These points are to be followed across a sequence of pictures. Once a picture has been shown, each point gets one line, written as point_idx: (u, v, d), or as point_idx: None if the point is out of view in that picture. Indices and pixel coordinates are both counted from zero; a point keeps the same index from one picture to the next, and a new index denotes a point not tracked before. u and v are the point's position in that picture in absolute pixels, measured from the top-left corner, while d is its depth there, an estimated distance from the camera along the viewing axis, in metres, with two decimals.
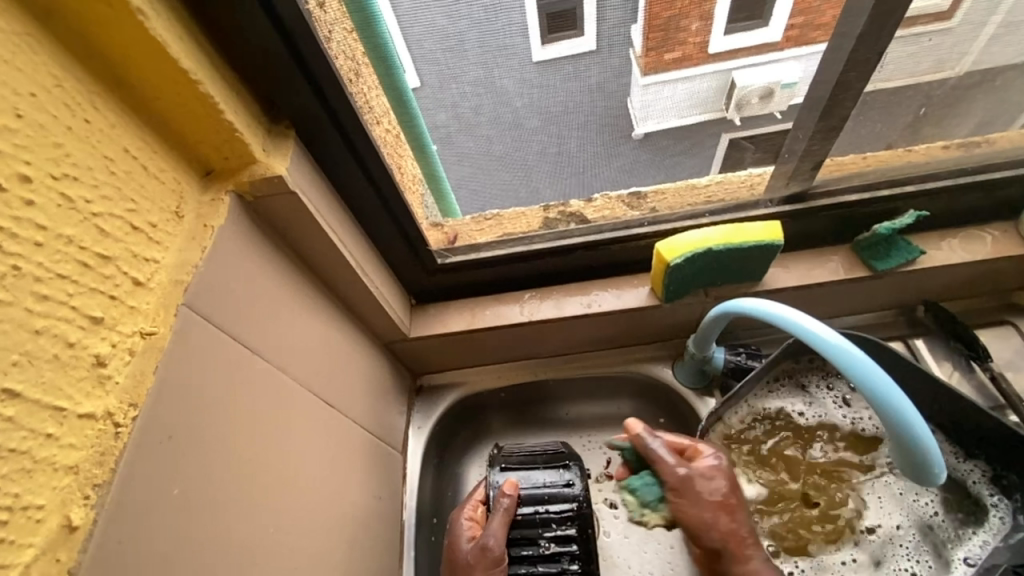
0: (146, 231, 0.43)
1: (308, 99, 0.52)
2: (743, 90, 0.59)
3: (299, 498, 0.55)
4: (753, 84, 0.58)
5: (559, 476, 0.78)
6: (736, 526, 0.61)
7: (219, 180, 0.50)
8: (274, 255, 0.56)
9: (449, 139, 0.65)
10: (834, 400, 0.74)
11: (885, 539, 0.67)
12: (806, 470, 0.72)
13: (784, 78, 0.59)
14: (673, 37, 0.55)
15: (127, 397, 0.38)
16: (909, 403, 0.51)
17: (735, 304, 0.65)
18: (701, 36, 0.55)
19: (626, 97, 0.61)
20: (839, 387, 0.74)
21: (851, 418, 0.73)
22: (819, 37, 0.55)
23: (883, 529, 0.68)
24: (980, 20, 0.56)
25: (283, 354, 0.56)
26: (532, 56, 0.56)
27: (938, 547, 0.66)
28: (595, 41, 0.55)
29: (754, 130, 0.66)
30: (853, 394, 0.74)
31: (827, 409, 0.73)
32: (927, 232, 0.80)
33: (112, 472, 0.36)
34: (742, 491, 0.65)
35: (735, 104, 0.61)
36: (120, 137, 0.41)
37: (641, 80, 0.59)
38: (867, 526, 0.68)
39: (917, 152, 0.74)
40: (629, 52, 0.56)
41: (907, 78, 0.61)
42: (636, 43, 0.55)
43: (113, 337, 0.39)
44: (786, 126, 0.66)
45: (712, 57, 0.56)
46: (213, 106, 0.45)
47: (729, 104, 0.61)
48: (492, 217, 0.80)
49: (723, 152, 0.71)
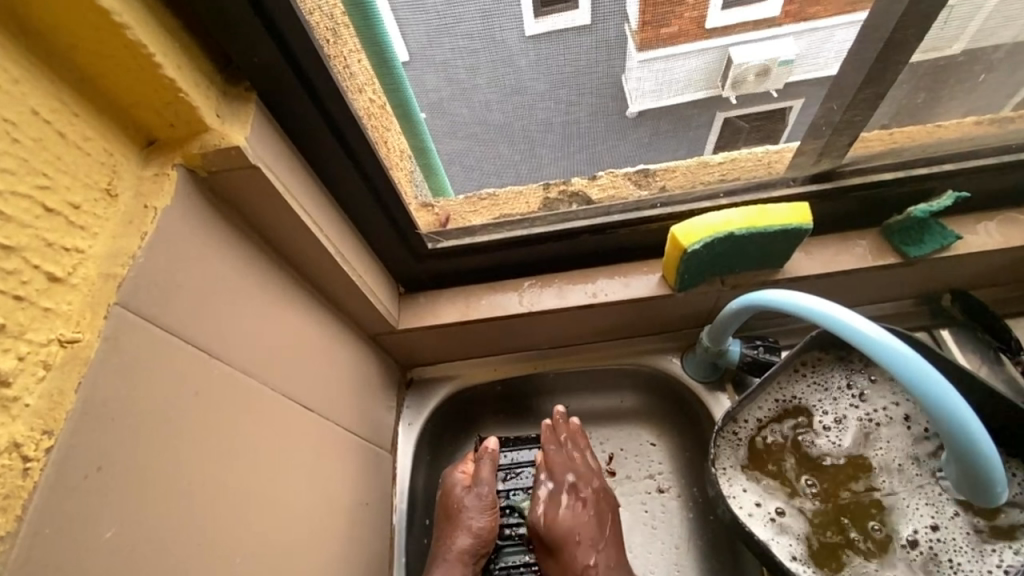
0: (65, 215, 0.35)
1: (271, 54, 0.43)
2: (738, 68, 0.53)
3: (272, 519, 0.49)
4: (748, 62, 0.52)
5: None
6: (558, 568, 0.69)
7: (163, 153, 0.41)
8: (235, 240, 0.48)
9: (441, 105, 0.56)
10: (863, 414, 0.68)
11: (927, 555, 0.60)
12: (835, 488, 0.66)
13: (779, 56, 0.52)
14: (669, 10, 0.48)
15: (40, 423, 0.31)
16: (967, 407, 0.45)
17: (761, 295, 0.58)
18: (698, 10, 0.48)
19: (620, 72, 0.53)
20: (867, 397, 0.69)
21: (882, 432, 0.67)
22: (851, 10, 0.48)
23: (924, 543, 0.61)
24: None
25: (247, 355, 0.48)
26: (524, 29, 0.49)
27: (959, 560, 0.60)
28: (589, 16, 0.48)
29: (752, 110, 0.59)
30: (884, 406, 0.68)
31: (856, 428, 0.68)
32: (961, 214, 0.74)
33: (18, 521, 0.28)
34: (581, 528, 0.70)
35: (731, 82, 0.54)
36: (27, 96, 0.33)
37: (637, 56, 0.52)
38: (906, 539, 0.62)
39: (948, 128, 0.66)
40: (624, 27, 0.49)
41: (955, 47, 0.53)
42: (631, 16, 0.49)
43: (20, 348, 0.31)
44: (784, 104, 0.59)
45: (709, 34, 0.50)
46: (149, 59, 0.36)
47: (725, 82, 0.54)
48: (488, 197, 0.70)
49: (717, 133, 0.63)
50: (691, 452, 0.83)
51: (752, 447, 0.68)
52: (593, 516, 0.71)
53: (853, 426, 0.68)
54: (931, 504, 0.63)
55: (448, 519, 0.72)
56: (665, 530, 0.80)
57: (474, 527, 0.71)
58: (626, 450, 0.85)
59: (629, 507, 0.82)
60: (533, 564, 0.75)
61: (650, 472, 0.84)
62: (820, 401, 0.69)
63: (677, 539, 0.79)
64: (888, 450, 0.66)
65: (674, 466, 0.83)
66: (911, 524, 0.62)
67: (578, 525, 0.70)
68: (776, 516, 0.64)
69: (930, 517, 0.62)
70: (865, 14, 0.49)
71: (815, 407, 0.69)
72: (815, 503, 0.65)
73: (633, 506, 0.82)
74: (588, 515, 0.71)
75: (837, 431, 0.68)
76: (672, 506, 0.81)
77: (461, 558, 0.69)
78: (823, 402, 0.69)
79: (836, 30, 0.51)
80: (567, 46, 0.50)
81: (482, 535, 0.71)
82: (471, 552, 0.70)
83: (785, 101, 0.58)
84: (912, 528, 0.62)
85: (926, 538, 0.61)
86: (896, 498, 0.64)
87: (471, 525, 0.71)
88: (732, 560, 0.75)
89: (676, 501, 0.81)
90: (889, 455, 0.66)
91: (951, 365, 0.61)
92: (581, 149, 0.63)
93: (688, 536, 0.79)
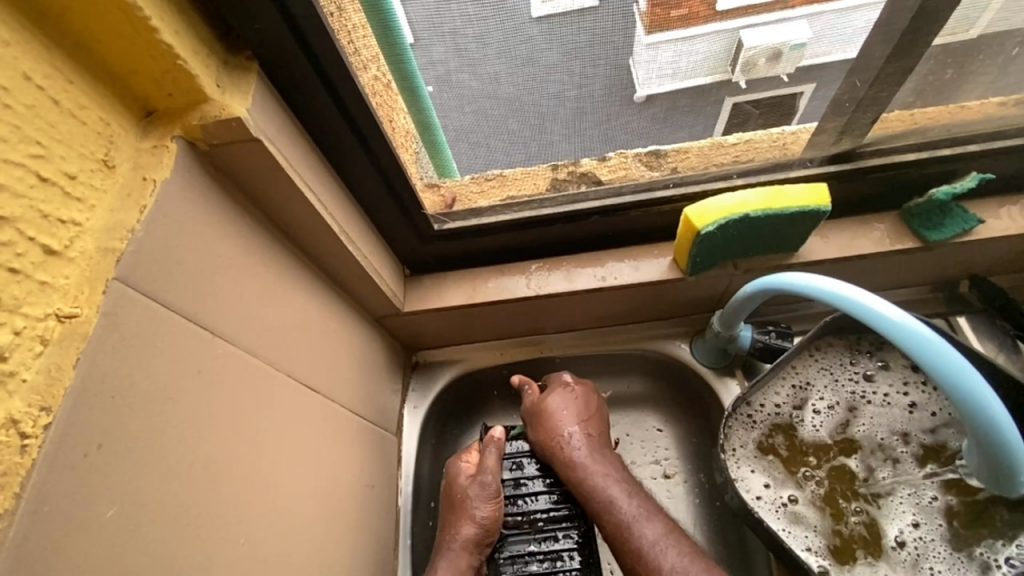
0: (61, 185, 0.33)
1: (272, 21, 0.42)
2: (750, 52, 0.51)
3: (276, 500, 0.48)
4: (759, 45, 0.50)
5: None
6: (547, 434, 0.74)
7: (162, 124, 0.40)
8: (237, 217, 0.47)
9: (449, 78, 0.53)
10: (876, 403, 0.67)
11: (914, 557, 0.60)
12: (848, 479, 0.65)
13: (791, 39, 0.50)
14: None
15: (37, 400, 0.30)
16: (991, 390, 0.44)
17: (776, 279, 0.57)
18: None
19: (626, 58, 0.52)
20: (882, 386, 0.67)
21: (896, 421, 0.66)
22: None
23: (910, 545, 0.60)
24: None
25: (250, 334, 0.47)
26: (532, 13, 0.48)
27: (939, 568, 0.59)
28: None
29: (764, 94, 0.57)
30: (896, 394, 0.67)
31: (869, 418, 0.67)
32: (984, 198, 0.71)
33: (17, 498, 0.28)
34: (570, 401, 0.76)
35: (741, 66, 0.53)
36: (18, 60, 0.31)
37: (644, 40, 0.51)
38: (894, 541, 0.61)
39: (972, 109, 0.63)
40: (634, 8, 0.48)
41: (985, 23, 0.51)
42: None
43: (17, 322, 0.30)
44: (798, 89, 0.57)
45: (719, 15, 0.48)
46: (144, 23, 0.35)
47: (735, 66, 0.53)
48: (495, 178, 0.68)
49: (727, 118, 0.62)
50: (699, 437, 0.82)
51: (764, 431, 0.67)
52: (581, 395, 0.76)
53: (866, 416, 0.67)
54: (914, 493, 0.62)
55: (453, 509, 0.72)
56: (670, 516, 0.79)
57: (478, 517, 0.70)
58: (632, 435, 0.85)
59: None
60: (539, 553, 0.73)
61: (656, 458, 0.83)
62: (834, 390, 0.67)
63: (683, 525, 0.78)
64: (877, 429, 0.66)
65: (682, 452, 0.82)
66: (895, 524, 0.61)
67: (568, 402, 0.76)
68: (787, 503, 0.63)
69: (911, 514, 0.62)
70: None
71: (830, 397, 0.67)
72: (827, 493, 0.64)
73: None
74: (577, 394, 0.77)
75: (851, 420, 0.67)
76: (677, 491, 0.80)
77: (467, 547, 0.69)
78: (833, 392, 0.67)
79: (853, 10, 0.49)
80: (580, 19, 0.48)
81: (487, 525, 0.70)
82: (476, 541, 0.69)
83: (806, 77, 0.56)
84: (896, 529, 0.61)
85: (911, 539, 0.60)
86: (895, 491, 0.63)
87: (476, 514, 0.70)
88: (739, 547, 0.75)
89: (682, 486, 0.80)
90: (888, 441, 0.65)
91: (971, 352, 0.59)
92: (593, 126, 0.61)
93: (694, 522, 0.78)
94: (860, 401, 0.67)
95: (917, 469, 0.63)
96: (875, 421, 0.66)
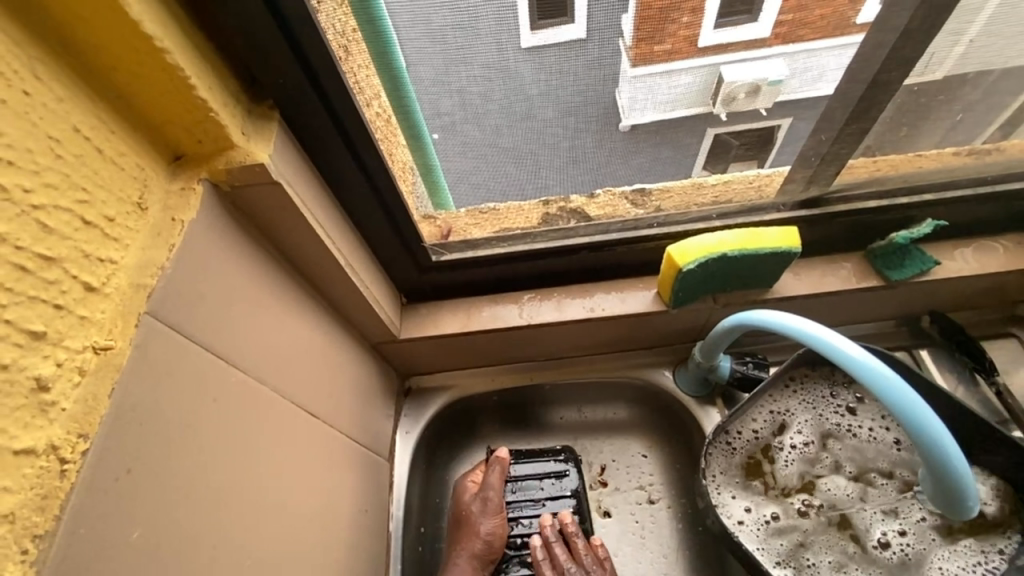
0: (100, 226, 0.36)
1: (295, 75, 0.46)
2: (731, 85, 0.54)
3: (279, 524, 0.50)
4: (738, 81, 0.54)
5: (545, 466, 0.84)
6: None
7: (189, 168, 0.43)
8: (253, 251, 0.50)
9: (453, 127, 0.58)
10: (857, 434, 0.71)
11: (904, 555, 0.63)
12: (827, 503, 0.68)
13: (770, 76, 0.53)
14: (664, 28, 0.50)
15: (76, 427, 0.32)
16: (943, 426, 0.48)
17: (751, 316, 0.61)
18: (691, 29, 0.49)
19: (614, 88, 0.55)
20: (863, 419, 0.71)
21: (875, 451, 0.69)
22: (839, 48, 0.52)
23: (896, 544, 0.64)
24: (996, 32, 0.52)
25: (261, 362, 0.49)
26: (521, 42, 0.50)
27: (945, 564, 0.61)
28: (584, 31, 0.49)
29: (741, 127, 0.61)
30: (877, 427, 0.70)
31: (848, 445, 0.70)
32: (940, 241, 0.78)
33: (57, 520, 0.30)
34: None
35: (722, 100, 0.56)
36: (69, 114, 0.34)
37: (629, 72, 0.53)
38: (877, 541, 0.65)
39: (928, 158, 0.69)
40: (619, 43, 0.51)
41: (947, 72, 0.55)
42: (625, 33, 0.50)
43: (58, 354, 0.32)
44: (773, 124, 0.61)
45: (700, 51, 0.51)
46: (184, 81, 0.38)
47: (716, 100, 0.56)
48: (489, 211, 0.72)
49: (707, 152, 0.65)
50: (681, 464, 0.85)
51: (743, 457, 0.70)
52: None
53: (843, 444, 0.70)
54: (894, 512, 0.66)
55: (460, 526, 0.75)
56: (653, 541, 0.81)
57: (483, 532, 0.74)
58: (617, 461, 0.87)
59: (620, 518, 0.83)
60: None
61: (641, 484, 0.86)
62: (814, 421, 0.71)
63: (666, 549, 0.81)
64: (860, 460, 0.70)
65: (666, 480, 0.85)
66: (880, 527, 0.65)
67: None
68: (770, 520, 0.67)
69: (898, 522, 0.65)
70: (860, 37, 0.51)
71: (812, 426, 0.71)
72: (806, 517, 0.67)
73: (622, 516, 0.83)
74: None
75: (830, 449, 0.71)
76: (661, 516, 0.83)
77: (472, 562, 0.72)
78: (811, 423, 0.71)
79: (830, 50, 0.52)
80: (575, 75, 0.53)
81: (492, 541, 0.74)
82: (480, 557, 0.72)
83: (785, 116, 0.60)
84: (880, 531, 0.65)
85: (896, 541, 0.64)
86: (876, 513, 0.66)
87: (480, 529, 0.74)
88: (719, 569, 0.78)
89: (666, 511, 0.83)
90: (868, 468, 0.69)
91: (928, 384, 0.64)
92: (584, 168, 0.66)
93: (676, 546, 0.81)
94: (842, 431, 0.71)
95: (888, 490, 0.67)
96: (854, 450, 0.70)
